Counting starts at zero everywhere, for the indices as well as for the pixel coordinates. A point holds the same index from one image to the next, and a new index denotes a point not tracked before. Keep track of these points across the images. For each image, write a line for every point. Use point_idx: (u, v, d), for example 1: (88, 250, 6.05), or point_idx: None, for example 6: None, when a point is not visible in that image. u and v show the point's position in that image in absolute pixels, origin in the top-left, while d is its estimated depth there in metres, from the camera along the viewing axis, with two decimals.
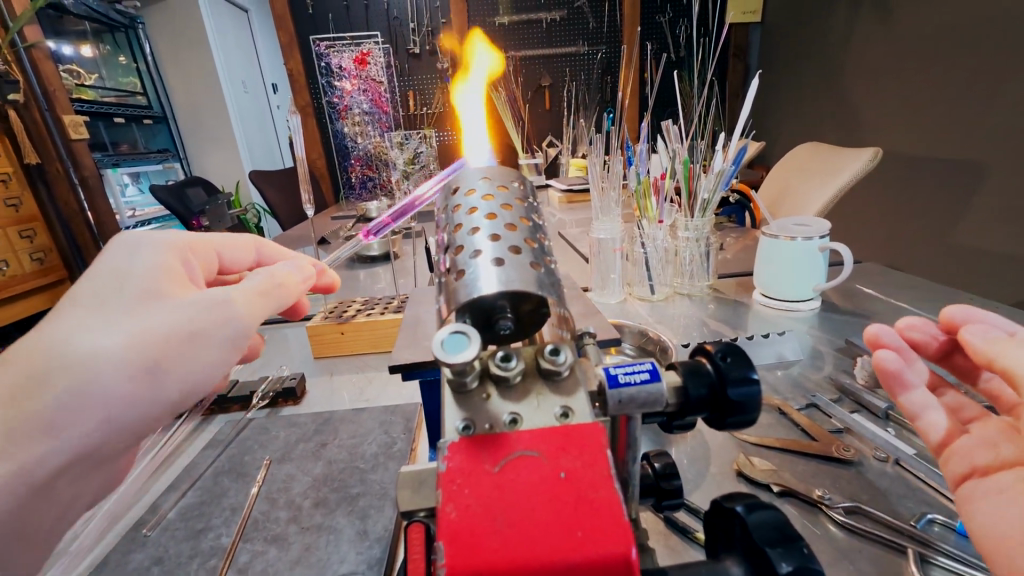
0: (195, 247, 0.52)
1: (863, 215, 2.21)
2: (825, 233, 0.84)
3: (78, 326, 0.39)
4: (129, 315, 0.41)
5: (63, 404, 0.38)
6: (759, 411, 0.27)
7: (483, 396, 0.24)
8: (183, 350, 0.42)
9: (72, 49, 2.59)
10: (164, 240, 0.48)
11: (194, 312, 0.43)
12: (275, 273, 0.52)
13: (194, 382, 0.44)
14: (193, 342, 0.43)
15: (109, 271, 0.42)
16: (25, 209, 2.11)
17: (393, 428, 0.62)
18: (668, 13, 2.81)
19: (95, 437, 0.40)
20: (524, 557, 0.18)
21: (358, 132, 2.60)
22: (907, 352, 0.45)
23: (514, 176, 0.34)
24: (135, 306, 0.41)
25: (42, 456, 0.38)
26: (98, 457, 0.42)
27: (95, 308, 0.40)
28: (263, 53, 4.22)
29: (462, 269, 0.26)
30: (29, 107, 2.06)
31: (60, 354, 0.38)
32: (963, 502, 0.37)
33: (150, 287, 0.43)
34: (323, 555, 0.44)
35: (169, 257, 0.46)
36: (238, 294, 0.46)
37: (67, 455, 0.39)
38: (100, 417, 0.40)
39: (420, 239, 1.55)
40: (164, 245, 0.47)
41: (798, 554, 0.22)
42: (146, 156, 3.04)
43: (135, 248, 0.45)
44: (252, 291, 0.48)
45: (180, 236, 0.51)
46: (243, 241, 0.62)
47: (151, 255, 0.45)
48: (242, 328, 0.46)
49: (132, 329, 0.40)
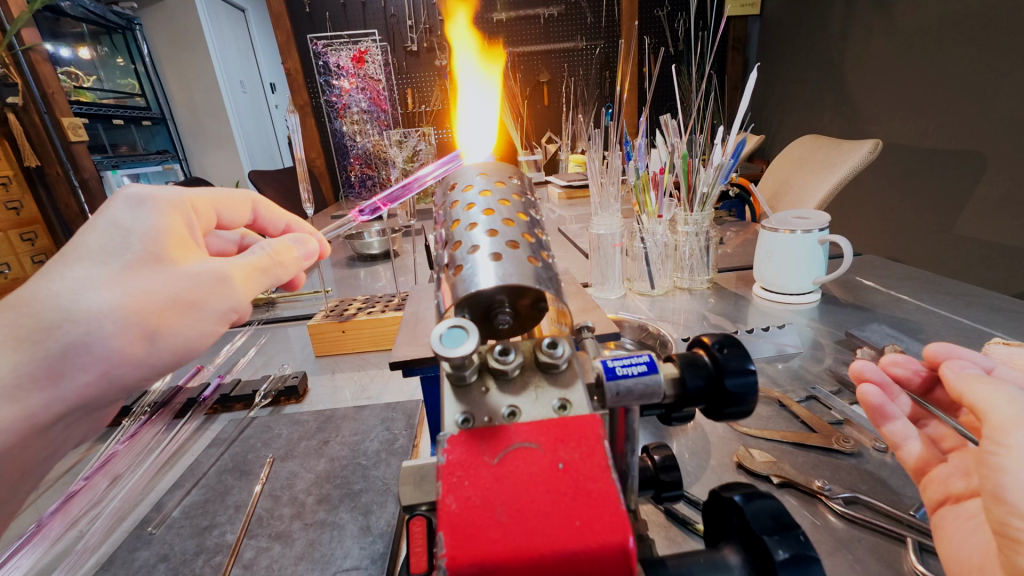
0: (203, 203, 0.52)
1: (862, 208, 2.21)
2: (824, 226, 0.84)
3: (82, 282, 0.41)
4: (131, 276, 0.42)
5: (64, 352, 0.41)
6: (756, 402, 0.27)
7: (483, 389, 0.24)
8: (178, 318, 0.44)
9: (70, 51, 2.58)
10: (175, 196, 0.48)
11: (194, 284, 0.45)
12: (271, 247, 0.54)
13: (186, 342, 0.47)
14: (187, 311, 0.45)
15: (118, 227, 0.43)
16: (27, 211, 2.18)
17: (395, 425, 0.62)
18: (666, 7, 2.80)
19: (91, 386, 0.44)
20: (524, 547, 0.19)
21: (357, 131, 2.56)
22: (890, 387, 0.46)
23: (513, 171, 0.34)
24: (139, 268, 0.43)
25: (45, 404, 0.42)
26: (94, 406, 0.46)
27: (101, 264, 0.42)
28: (261, 52, 4.21)
29: (460, 264, 0.26)
30: (28, 111, 2.04)
31: (63, 305, 0.40)
32: (936, 528, 0.37)
33: (157, 251, 0.44)
34: (327, 550, 0.44)
35: (177, 218, 0.47)
36: (232, 270, 0.48)
37: (66, 403, 0.43)
38: (99, 368, 0.43)
39: (420, 237, 1.56)
40: (171, 204, 0.47)
41: (795, 542, 0.22)
42: (146, 158, 3.05)
43: (148, 205, 0.45)
44: (247, 267, 0.50)
45: (190, 192, 0.50)
46: (242, 196, 0.61)
47: (161, 215, 0.45)
48: (235, 304, 0.49)
49: (133, 289, 0.42)
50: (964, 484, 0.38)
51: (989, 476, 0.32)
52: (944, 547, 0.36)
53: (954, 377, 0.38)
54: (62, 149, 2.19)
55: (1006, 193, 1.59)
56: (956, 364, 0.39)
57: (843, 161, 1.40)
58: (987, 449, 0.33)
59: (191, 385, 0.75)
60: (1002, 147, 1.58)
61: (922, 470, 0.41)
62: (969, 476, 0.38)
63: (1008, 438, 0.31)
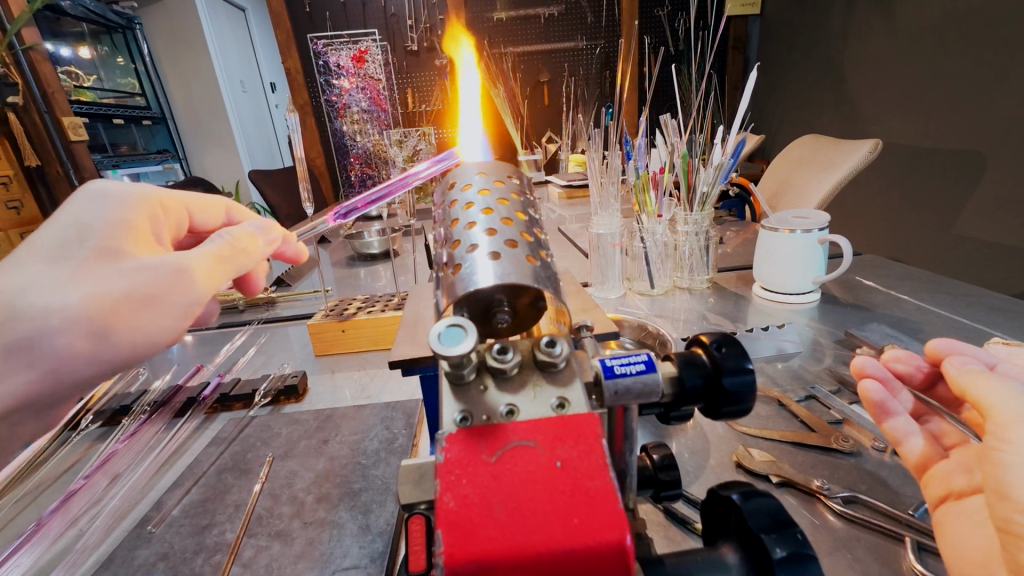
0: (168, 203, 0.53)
1: (862, 207, 2.22)
2: (824, 226, 0.84)
3: (33, 277, 0.41)
4: (85, 271, 0.42)
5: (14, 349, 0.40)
6: (754, 401, 0.27)
7: (482, 388, 0.24)
8: (139, 313, 0.44)
9: (71, 50, 2.59)
10: (134, 196, 0.49)
11: (153, 275, 0.45)
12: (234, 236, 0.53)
13: (149, 337, 0.45)
14: (148, 305, 0.44)
15: (72, 225, 0.43)
16: (27, 211, 2.19)
17: (394, 424, 0.62)
18: (666, 6, 2.80)
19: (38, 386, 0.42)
20: (520, 545, 0.19)
21: (357, 130, 2.61)
22: (891, 383, 0.46)
23: (511, 170, 0.34)
24: (94, 264, 0.43)
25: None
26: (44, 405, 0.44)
27: (55, 263, 0.42)
28: (261, 52, 4.22)
29: (459, 263, 0.26)
30: (29, 110, 2.05)
31: (15, 303, 0.40)
32: (938, 524, 0.37)
33: (112, 246, 0.44)
34: (327, 549, 0.45)
35: (134, 212, 0.48)
36: (193, 258, 0.48)
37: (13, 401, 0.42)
38: (48, 366, 0.42)
39: (420, 236, 1.56)
40: (133, 200, 0.48)
41: (793, 540, 0.22)
42: (146, 157, 3.05)
43: (105, 203, 0.46)
44: (209, 255, 0.49)
45: (153, 190, 0.51)
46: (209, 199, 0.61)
47: (117, 212, 0.46)
48: (198, 297, 0.48)
49: (87, 287, 0.42)
50: (966, 480, 0.38)
51: (993, 471, 0.32)
52: (946, 544, 0.36)
53: (957, 373, 0.38)
54: (62, 147, 2.18)
55: (1007, 192, 1.59)
56: (958, 359, 0.39)
57: (843, 161, 1.40)
58: (990, 445, 0.33)
59: (191, 384, 0.75)
60: (1002, 147, 1.58)
61: (924, 467, 0.41)
62: (971, 472, 0.38)
63: (1011, 434, 0.31)
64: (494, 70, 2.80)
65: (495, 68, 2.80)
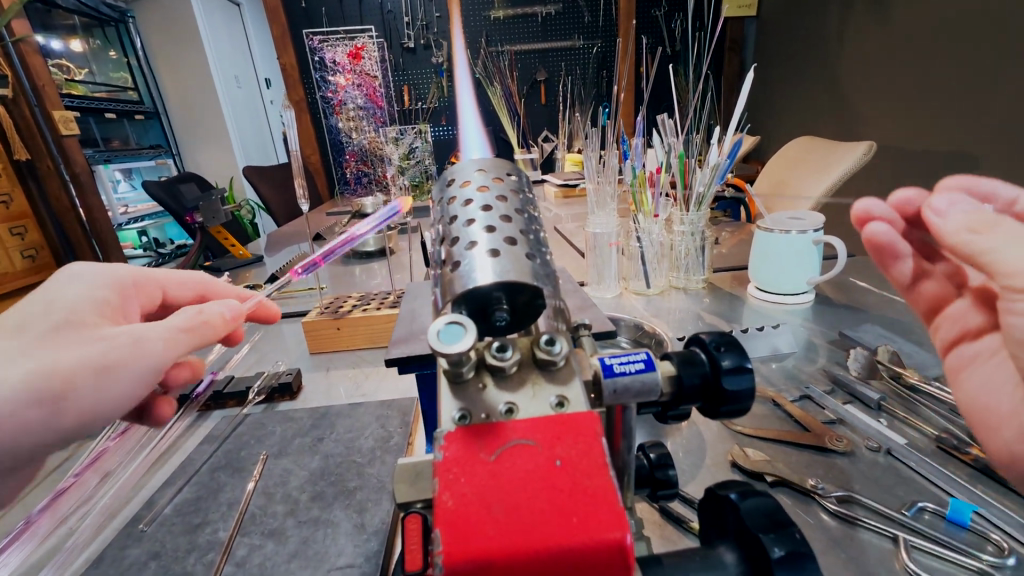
0: (145, 282, 0.53)
1: (855, 209, 2.24)
2: (819, 227, 0.85)
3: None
4: (38, 343, 0.39)
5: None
6: (753, 400, 0.27)
7: (480, 385, 0.24)
8: (83, 382, 0.39)
9: (61, 43, 2.57)
10: (111, 277, 0.49)
11: (106, 346, 0.40)
12: (212, 311, 0.46)
13: (99, 412, 0.40)
14: (99, 377, 0.39)
15: (40, 301, 0.41)
16: (16, 205, 2.11)
17: (389, 422, 0.62)
18: (663, 7, 2.81)
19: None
20: (517, 546, 0.18)
21: (352, 128, 2.56)
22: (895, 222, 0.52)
23: (509, 167, 0.34)
24: (49, 336, 0.39)
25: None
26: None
27: (10, 337, 0.38)
28: (256, 47, 4.18)
29: (457, 261, 0.26)
30: (18, 103, 2.02)
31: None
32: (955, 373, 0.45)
33: (75, 321, 0.41)
34: (321, 547, 0.44)
35: (105, 294, 0.46)
36: (155, 329, 0.42)
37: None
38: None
39: (416, 234, 1.55)
40: (106, 280, 0.48)
41: (790, 539, 0.22)
42: (138, 152, 3.02)
43: (79, 286, 0.45)
44: (176, 326, 0.43)
45: (127, 271, 0.51)
46: (189, 277, 0.61)
47: (88, 293, 0.45)
48: (160, 367, 0.42)
49: (36, 358, 0.38)
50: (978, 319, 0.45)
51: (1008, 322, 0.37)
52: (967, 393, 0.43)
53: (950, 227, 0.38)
54: (52, 141, 2.16)
55: None
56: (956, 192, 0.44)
57: (837, 163, 1.40)
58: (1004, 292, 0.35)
59: None
60: (995, 150, 1.60)
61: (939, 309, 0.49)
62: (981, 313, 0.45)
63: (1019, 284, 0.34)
64: (490, 68, 2.79)
65: (492, 67, 2.79)
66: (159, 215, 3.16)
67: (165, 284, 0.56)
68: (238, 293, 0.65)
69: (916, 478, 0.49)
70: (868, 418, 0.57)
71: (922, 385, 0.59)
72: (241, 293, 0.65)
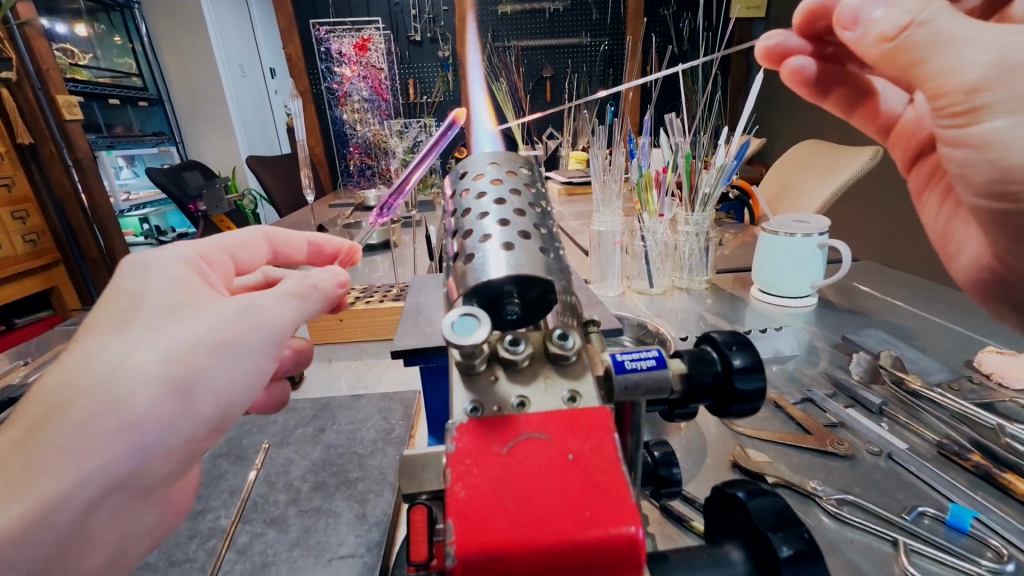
0: (212, 251, 0.45)
1: (860, 214, 2.23)
2: (824, 230, 0.84)
3: (106, 350, 0.33)
4: (151, 329, 0.35)
5: (83, 431, 0.32)
6: (763, 400, 0.27)
7: (492, 378, 0.24)
8: (211, 360, 0.36)
9: (66, 27, 2.56)
10: (183, 252, 0.41)
11: (221, 320, 0.36)
12: (309, 273, 0.43)
13: (231, 392, 0.38)
14: (223, 352, 0.36)
15: (128, 290, 0.36)
16: (18, 189, 2.08)
17: (391, 415, 0.62)
18: (672, 6, 2.80)
19: (127, 465, 0.34)
20: (531, 538, 0.18)
21: (357, 119, 2.60)
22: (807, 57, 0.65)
23: (523, 161, 0.34)
24: (158, 320, 0.35)
25: (65, 492, 0.32)
26: (136, 485, 0.35)
27: (115, 329, 0.34)
28: (261, 36, 4.16)
29: (471, 253, 0.26)
30: (22, 86, 2.02)
31: (77, 376, 0.32)
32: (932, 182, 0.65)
33: (176, 301, 0.37)
34: (323, 537, 0.44)
35: (188, 273, 0.40)
36: (265, 295, 0.39)
37: (97, 486, 0.33)
38: (133, 440, 0.33)
39: (420, 228, 1.55)
40: (179, 257, 0.40)
41: (797, 539, 0.22)
42: (141, 139, 3.00)
43: (154, 267, 0.38)
44: (285, 292, 0.40)
45: (190, 245, 0.43)
46: (251, 232, 0.53)
47: (170, 273, 0.39)
48: (281, 334, 0.40)
49: (155, 343, 0.34)
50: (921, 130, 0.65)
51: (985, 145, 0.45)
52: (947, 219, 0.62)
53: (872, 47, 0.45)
54: (56, 126, 2.15)
55: None
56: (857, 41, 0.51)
57: (844, 167, 1.40)
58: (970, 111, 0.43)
59: None
60: None
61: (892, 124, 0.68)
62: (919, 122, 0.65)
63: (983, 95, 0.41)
64: (496, 63, 2.77)
65: (499, 62, 2.78)
66: (162, 203, 3.15)
67: (231, 248, 0.48)
68: (308, 237, 0.58)
69: (917, 483, 0.49)
70: (869, 422, 0.57)
71: (924, 391, 0.59)
72: (311, 238, 0.58)
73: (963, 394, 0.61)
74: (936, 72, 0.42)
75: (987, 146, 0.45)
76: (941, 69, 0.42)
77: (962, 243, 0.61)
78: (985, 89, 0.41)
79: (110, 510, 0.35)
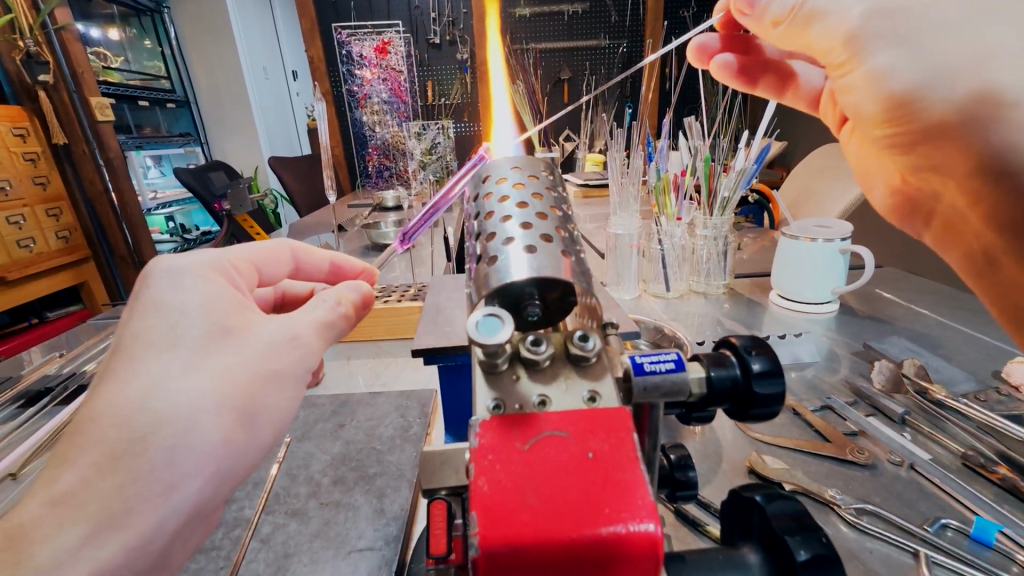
0: (236, 259, 0.44)
1: (886, 219, 2.18)
2: (847, 236, 0.83)
3: (163, 374, 0.34)
4: (204, 356, 0.35)
5: (162, 460, 0.34)
6: (782, 405, 0.27)
7: (514, 376, 0.25)
8: (266, 390, 0.37)
9: (100, 32, 2.66)
10: (207, 259, 0.40)
11: (269, 345, 0.38)
12: (338, 298, 0.44)
13: (284, 419, 0.40)
14: (275, 381, 0.38)
15: (168, 309, 0.36)
16: (53, 187, 2.17)
17: (408, 412, 0.63)
18: (692, 8, 2.79)
19: (204, 493, 0.36)
20: (556, 533, 0.19)
21: (377, 121, 2.62)
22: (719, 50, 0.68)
23: (544, 165, 0.34)
24: (209, 344, 0.36)
25: (154, 523, 0.34)
26: (208, 511, 0.37)
27: (167, 351, 0.35)
28: (285, 40, 4.26)
29: (494, 255, 0.27)
30: (58, 88, 2.13)
31: (149, 404, 0.33)
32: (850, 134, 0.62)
33: (217, 324, 0.37)
34: (342, 530, 0.46)
35: (220, 285, 0.39)
36: (302, 321, 0.41)
37: (179, 516, 0.35)
38: (209, 468, 0.36)
39: (437, 228, 1.56)
40: (206, 267, 0.40)
41: (816, 543, 0.23)
42: (169, 140, 3.10)
43: (186, 281, 0.38)
44: (320, 318, 0.42)
45: (216, 251, 0.42)
46: (278, 245, 0.51)
47: (203, 285, 0.38)
48: (318, 359, 0.41)
49: (214, 371, 0.35)
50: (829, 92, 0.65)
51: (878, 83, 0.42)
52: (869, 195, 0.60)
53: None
54: (89, 127, 2.24)
55: None
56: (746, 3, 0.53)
57: None
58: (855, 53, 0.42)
59: None
60: None
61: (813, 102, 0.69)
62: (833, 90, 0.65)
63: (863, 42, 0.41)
64: (515, 65, 2.78)
65: (517, 64, 2.78)
66: (188, 203, 3.25)
67: (257, 260, 0.47)
68: (331, 258, 0.56)
69: (940, 495, 0.48)
70: (891, 431, 0.56)
71: (949, 401, 0.58)
72: (335, 259, 0.57)
73: (990, 405, 0.59)
74: (818, 35, 0.44)
75: (875, 83, 0.42)
76: (821, 30, 0.43)
77: (876, 184, 0.59)
78: (859, 35, 0.41)
79: (185, 538, 0.37)
